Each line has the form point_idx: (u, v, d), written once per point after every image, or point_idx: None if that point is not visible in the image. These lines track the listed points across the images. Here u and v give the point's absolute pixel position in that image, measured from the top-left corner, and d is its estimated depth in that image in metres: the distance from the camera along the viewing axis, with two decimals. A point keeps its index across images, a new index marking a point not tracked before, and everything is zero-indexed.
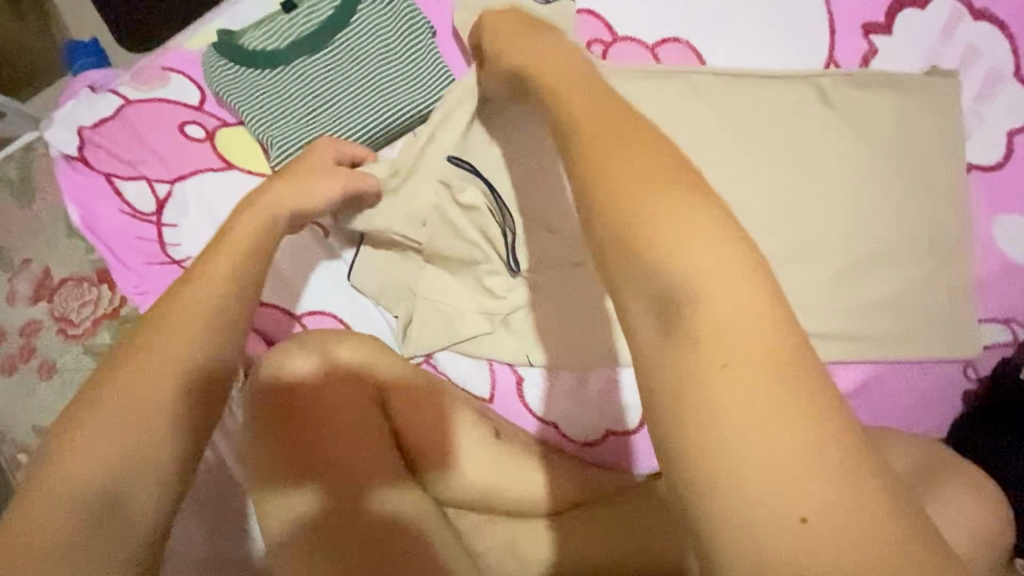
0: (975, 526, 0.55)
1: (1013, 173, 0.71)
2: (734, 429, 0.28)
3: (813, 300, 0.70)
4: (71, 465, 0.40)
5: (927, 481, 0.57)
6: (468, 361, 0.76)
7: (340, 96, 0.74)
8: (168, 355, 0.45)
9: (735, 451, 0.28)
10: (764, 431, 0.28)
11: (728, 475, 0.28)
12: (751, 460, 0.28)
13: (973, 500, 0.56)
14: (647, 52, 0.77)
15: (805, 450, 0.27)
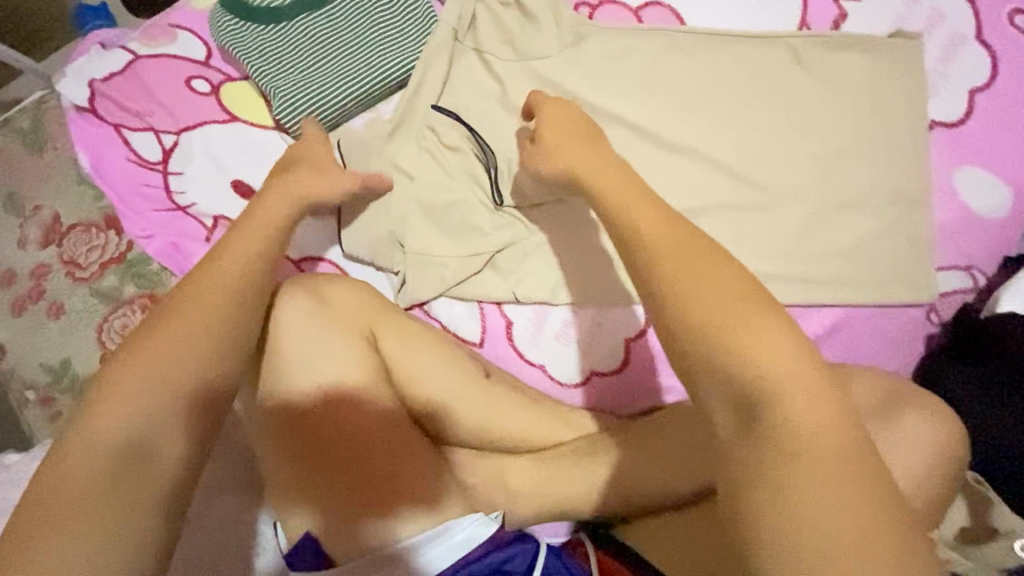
0: (938, 452, 0.55)
1: (975, 128, 0.75)
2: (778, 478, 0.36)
3: (781, 247, 0.76)
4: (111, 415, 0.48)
5: (888, 410, 0.57)
6: (459, 303, 0.80)
7: (339, 49, 0.78)
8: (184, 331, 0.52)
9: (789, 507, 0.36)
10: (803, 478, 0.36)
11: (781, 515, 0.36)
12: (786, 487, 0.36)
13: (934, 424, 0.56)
14: (631, 13, 0.82)
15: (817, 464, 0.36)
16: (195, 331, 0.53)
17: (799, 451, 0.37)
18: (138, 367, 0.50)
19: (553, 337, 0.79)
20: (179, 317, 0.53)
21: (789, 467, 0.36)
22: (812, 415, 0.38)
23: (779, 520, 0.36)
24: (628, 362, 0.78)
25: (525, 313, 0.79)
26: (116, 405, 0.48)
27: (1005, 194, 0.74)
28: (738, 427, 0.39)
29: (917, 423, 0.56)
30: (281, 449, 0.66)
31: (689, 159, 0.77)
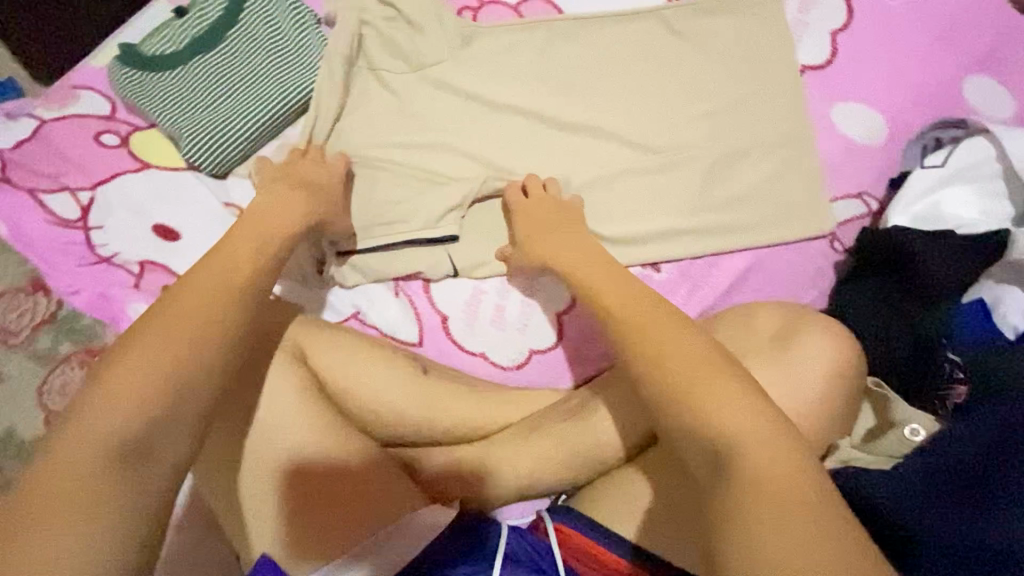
0: (841, 362, 0.59)
1: (841, 66, 0.81)
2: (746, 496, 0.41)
3: (686, 203, 0.80)
4: (94, 419, 0.46)
5: (788, 334, 0.61)
6: (391, 307, 0.81)
7: (238, 86, 0.80)
8: (172, 337, 0.50)
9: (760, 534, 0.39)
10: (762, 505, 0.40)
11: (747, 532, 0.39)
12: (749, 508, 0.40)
13: (834, 340, 0.60)
14: (511, 10, 0.86)
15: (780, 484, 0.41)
16: (162, 360, 0.49)
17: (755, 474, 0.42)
18: (125, 369, 0.48)
19: (488, 324, 0.81)
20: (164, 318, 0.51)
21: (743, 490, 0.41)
22: (734, 416, 0.45)
23: (740, 536, 0.40)
24: (563, 335, 0.81)
25: (457, 306, 0.81)
26: (107, 402, 0.47)
27: (880, 121, 0.79)
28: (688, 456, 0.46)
29: (814, 340, 0.60)
30: (229, 476, 0.66)
31: (586, 137, 0.81)
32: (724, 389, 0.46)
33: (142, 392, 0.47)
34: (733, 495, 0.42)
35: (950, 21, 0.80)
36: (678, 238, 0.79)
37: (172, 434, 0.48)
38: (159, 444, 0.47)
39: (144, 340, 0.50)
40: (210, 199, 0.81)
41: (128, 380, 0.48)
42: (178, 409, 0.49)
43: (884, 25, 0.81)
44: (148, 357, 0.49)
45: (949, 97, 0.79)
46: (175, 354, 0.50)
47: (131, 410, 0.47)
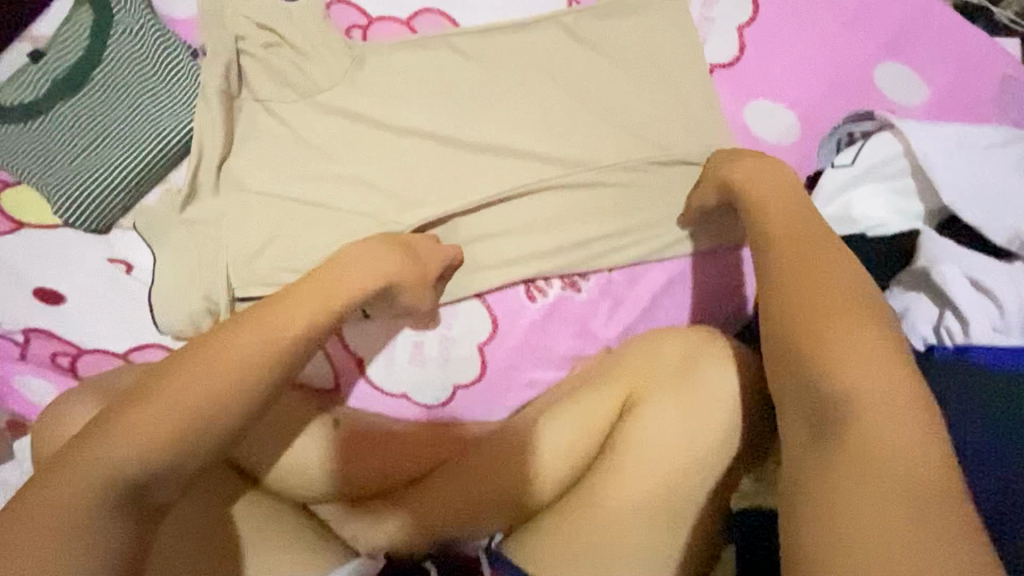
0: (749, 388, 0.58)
1: (749, 63, 0.78)
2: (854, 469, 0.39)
3: (602, 219, 0.77)
4: (118, 446, 0.44)
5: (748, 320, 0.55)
6: (301, 354, 0.77)
7: (110, 132, 0.74)
8: (218, 372, 0.49)
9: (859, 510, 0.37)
10: (862, 483, 0.38)
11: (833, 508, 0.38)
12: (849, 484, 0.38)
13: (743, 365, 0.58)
14: (403, 26, 0.80)
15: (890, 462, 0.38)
16: (194, 391, 0.48)
17: (862, 446, 0.39)
18: (164, 392, 0.47)
19: (406, 363, 0.77)
20: (215, 347, 0.51)
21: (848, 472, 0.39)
22: (864, 380, 0.42)
23: (820, 507, 0.39)
24: (488, 367, 0.77)
25: (371, 347, 0.77)
26: (130, 429, 0.45)
27: (792, 118, 0.77)
28: (795, 400, 0.45)
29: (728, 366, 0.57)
30: None
31: (494, 157, 0.77)
32: (857, 340, 0.43)
33: (148, 434, 0.45)
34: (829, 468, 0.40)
35: (860, 7, 0.77)
36: (595, 255, 0.76)
37: (166, 484, 0.46)
38: (163, 483, 0.45)
39: (171, 378, 0.48)
40: (93, 257, 0.75)
41: (166, 408, 0.46)
42: (192, 447, 0.46)
43: (790, 16, 0.78)
44: (168, 400, 0.47)
45: (860, 87, 0.76)
46: (210, 388, 0.48)
47: (153, 444, 0.45)
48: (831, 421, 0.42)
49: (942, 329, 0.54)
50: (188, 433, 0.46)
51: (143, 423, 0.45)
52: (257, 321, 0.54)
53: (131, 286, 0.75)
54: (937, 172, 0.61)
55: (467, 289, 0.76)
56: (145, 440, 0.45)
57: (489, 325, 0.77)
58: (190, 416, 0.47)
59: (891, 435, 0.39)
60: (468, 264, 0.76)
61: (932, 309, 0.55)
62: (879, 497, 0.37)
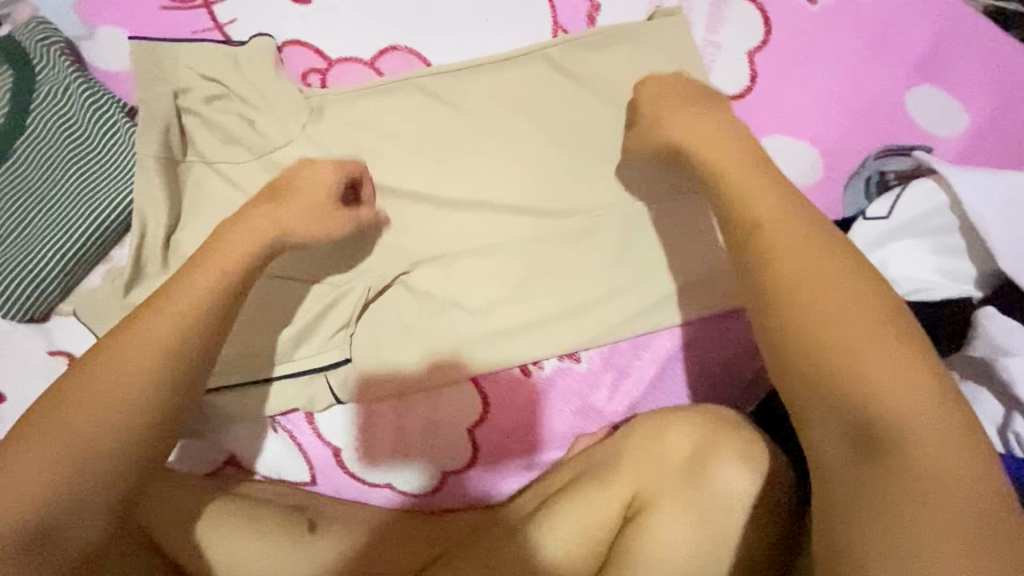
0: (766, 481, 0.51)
1: (762, 93, 0.68)
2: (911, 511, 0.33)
3: (600, 278, 0.68)
4: (10, 487, 0.38)
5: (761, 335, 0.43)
6: (273, 445, 0.69)
7: (40, 210, 0.66)
8: (120, 381, 0.43)
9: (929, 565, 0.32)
10: (927, 528, 0.33)
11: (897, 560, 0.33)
12: (909, 529, 0.33)
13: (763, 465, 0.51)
14: (366, 67, 0.71)
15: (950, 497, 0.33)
16: (92, 408, 0.41)
17: (919, 481, 0.34)
18: (58, 411, 0.41)
19: (388, 449, 0.69)
20: (100, 360, 0.43)
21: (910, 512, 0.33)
22: (908, 399, 0.36)
23: (878, 558, 0.33)
24: (480, 450, 0.69)
25: (349, 435, 0.69)
26: (24, 466, 0.39)
27: (812, 155, 0.67)
28: (828, 419, 0.37)
29: None
30: None
31: (477, 211, 0.68)
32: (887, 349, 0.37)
33: (38, 475, 0.39)
34: (887, 505, 0.34)
35: (887, 22, 0.68)
36: (593, 320, 0.68)
37: (78, 527, 0.39)
38: (78, 520, 0.39)
39: (58, 404, 0.42)
40: (32, 348, 0.67)
41: (61, 432, 0.40)
42: (98, 471, 0.40)
43: (807, 37, 0.68)
44: (54, 429, 0.40)
45: (889, 117, 0.67)
46: (111, 399, 0.42)
47: (51, 476, 0.39)
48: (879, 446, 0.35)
49: (1011, 434, 0.46)
50: (98, 455, 0.40)
51: (40, 455, 0.39)
52: (139, 343, 0.44)
53: None
54: (991, 231, 0.53)
55: (451, 364, 0.68)
56: (42, 480, 0.39)
57: (479, 404, 0.69)
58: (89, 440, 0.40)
59: (932, 430, 0.35)
60: (453, 333, 0.68)
61: (997, 407, 0.47)
62: (946, 546, 0.32)
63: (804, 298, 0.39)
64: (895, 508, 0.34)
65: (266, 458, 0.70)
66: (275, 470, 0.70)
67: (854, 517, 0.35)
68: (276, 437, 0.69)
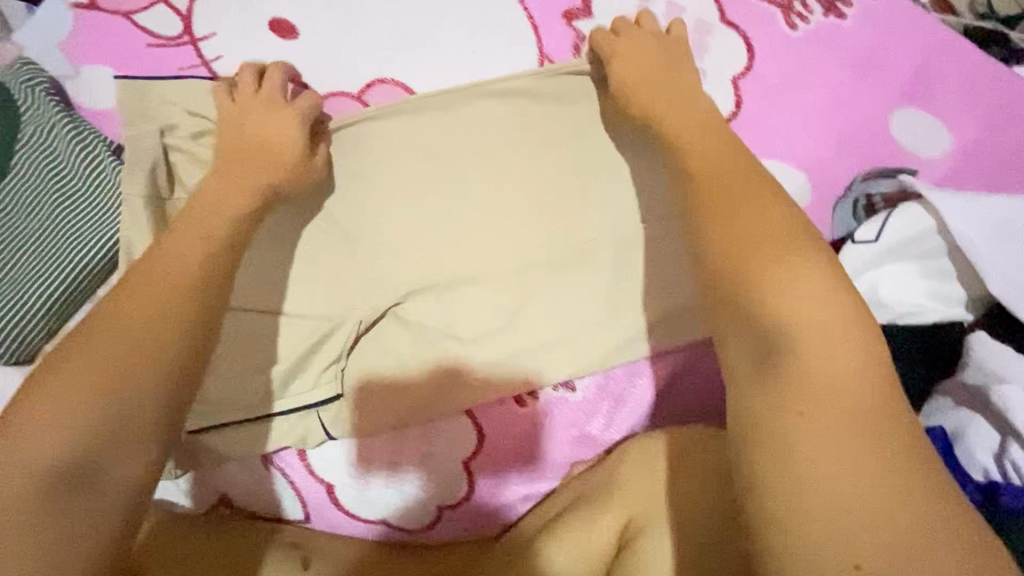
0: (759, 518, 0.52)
1: (750, 118, 0.67)
2: (807, 430, 0.37)
3: (593, 306, 0.68)
4: (56, 415, 0.41)
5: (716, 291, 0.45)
6: (265, 483, 0.68)
7: (26, 252, 0.65)
8: (148, 320, 0.46)
9: (822, 475, 0.35)
10: (822, 447, 0.36)
11: (791, 468, 0.36)
12: (806, 446, 0.36)
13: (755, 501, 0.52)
14: (354, 101, 0.70)
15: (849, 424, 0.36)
16: (125, 343, 0.44)
17: (824, 406, 0.37)
18: (90, 347, 0.44)
19: (383, 484, 0.68)
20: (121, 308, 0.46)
21: (806, 428, 0.37)
22: (821, 337, 0.39)
23: (776, 467, 0.37)
24: (475, 484, 0.68)
25: (343, 471, 0.68)
26: (65, 396, 0.41)
27: (801, 178, 0.67)
28: (753, 353, 0.41)
29: None
30: None
31: (468, 241, 0.68)
32: (815, 301, 0.41)
33: (83, 405, 0.41)
34: (788, 421, 0.37)
35: (866, 48, 0.69)
36: (587, 348, 0.67)
37: (128, 452, 0.42)
38: (124, 447, 0.42)
39: (87, 342, 0.44)
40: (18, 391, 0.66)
41: (96, 366, 0.43)
42: (139, 398, 0.43)
43: (791, 63, 0.68)
44: (75, 380, 0.42)
45: (875, 139, 0.67)
46: (142, 336, 0.45)
47: (100, 403, 0.42)
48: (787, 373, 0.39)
49: (1008, 462, 0.45)
50: (139, 378, 0.43)
51: (81, 386, 0.42)
52: (150, 298, 0.47)
53: None
54: (982, 258, 0.53)
55: (445, 396, 0.67)
56: (88, 408, 0.41)
57: (474, 436, 0.68)
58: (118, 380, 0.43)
59: (838, 383, 0.38)
60: (447, 365, 0.68)
61: (992, 435, 0.46)
62: (835, 458, 0.35)
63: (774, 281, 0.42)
64: (796, 428, 0.37)
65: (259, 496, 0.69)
66: (268, 508, 0.69)
67: (758, 432, 0.38)
68: (267, 475, 0.68)
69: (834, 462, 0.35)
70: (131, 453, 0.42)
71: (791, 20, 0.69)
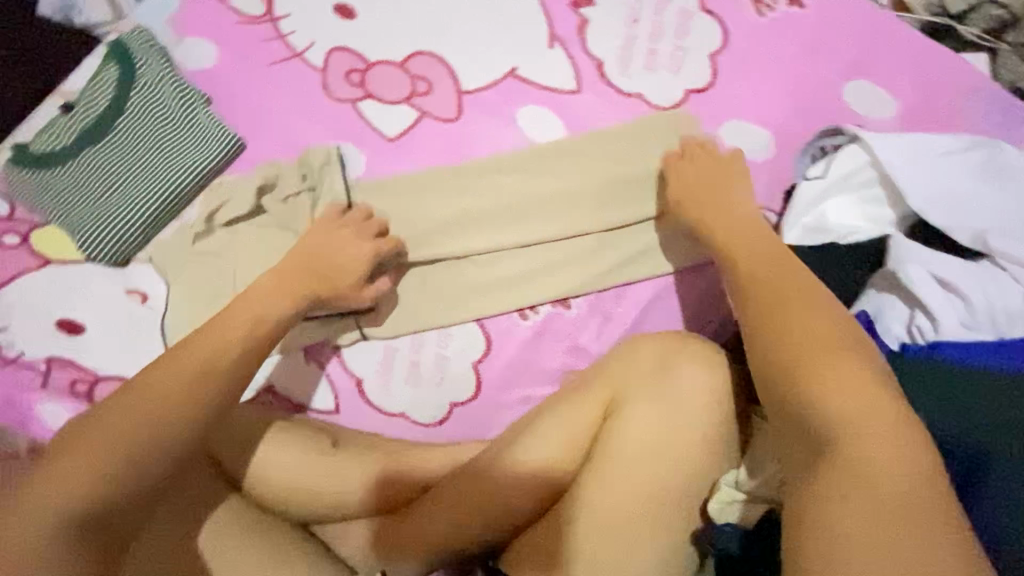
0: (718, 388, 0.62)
1: (723, 87, 0.81)
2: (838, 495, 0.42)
3: (589, 237, 0.80)
4: (113, 422, 0.51)
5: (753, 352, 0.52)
6: (304, 376, 0.80)
7: (130, 175, 0.81)
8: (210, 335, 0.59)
9: (858, 543, 0.39)
10: (854, 514, 0.41)
11: (824, 531, 0.41)
12: (837, 510, 0.41)
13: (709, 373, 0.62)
14: (398, 68, 0.85)
15: (885, 490, 0.41)
16: (184, 372, 0.55)
17: (856, 469, 0.42)
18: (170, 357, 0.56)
19: (404, 381, 0.79)
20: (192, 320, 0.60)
21: (835, 487, 0.42)
22: (854, 402, 0.45)
23: (808, 523, 0.42)
24: (482, 385, 0.79)
25: (371, 367, 0.80)
26: (131, 409, 0.52)
27: (766, 135, 0.79)
28: (793, 424, 0.48)
29: (690, 377, 0.63)
30: None
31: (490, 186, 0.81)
32: (848, 368, 0.47)
33: (132, 427, 0.51)
34: (824, 487, 0.43)
35: (823, 31, 0.82)
36: (584, 271, 0.79)
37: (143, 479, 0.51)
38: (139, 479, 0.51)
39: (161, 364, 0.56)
40: (112, 288, 0.81)
41: (152, 390, 0.54)
42: (166, 438, 0.52)
43: (759, 42, 0.82)
44: (142, 405, 0.53)
45: (832, 106, 0.80)
46: (197, 365, 0.56)
47: (143, 426, 0.52)
48: (824, 440, 0.45)
49: (914, 327, 0.59)
50: (175, 415, 0.53)
51: (138, 406, 0.53)
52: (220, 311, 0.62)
53: (146, 316, 0.80)
54: (903, 177, 0.65)
55: (461, 307, 0.80)
56: (134, 431, 0.51)
57: (483, 342, 0.79)
58: (94, 473, 0.49)
59: (878, 446, 0.43)
60: (465, 283, 0.80)
61: (903, 309, 0.60)
62: (868, 517, 0.40)
63: (797, 343, 0.50)
64: (829, 495, 0.42)
65: (297, 387, 0.80)
66: (302, 398, 0.80)
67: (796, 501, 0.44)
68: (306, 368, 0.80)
69: (861, 522, 0.40)
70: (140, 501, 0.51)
71: (760, 9, 0.83)
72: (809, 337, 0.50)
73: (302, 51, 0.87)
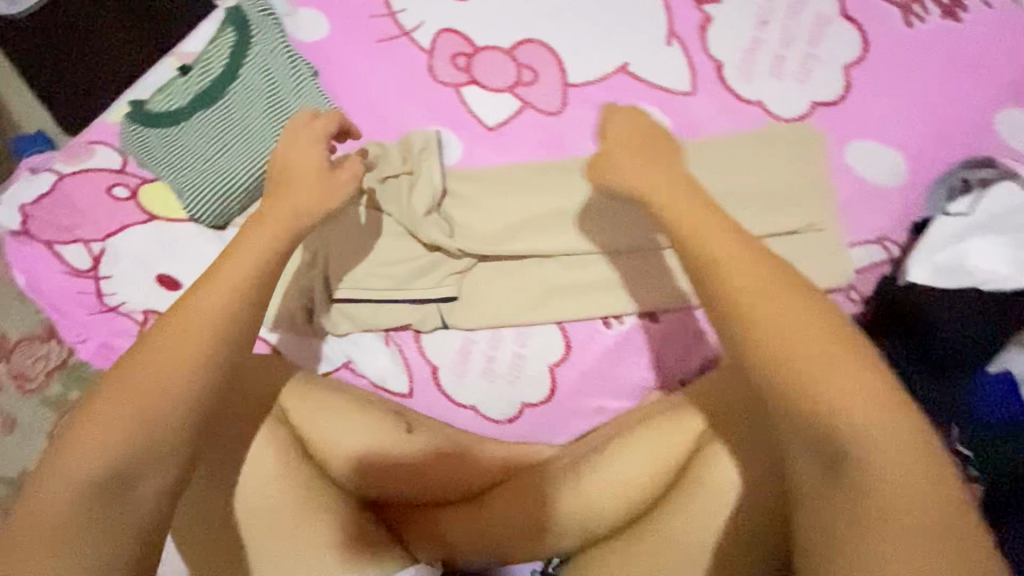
0: None
1: (855, 103, 0.75)
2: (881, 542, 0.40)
3: None
4: (124, 387, 0.49)
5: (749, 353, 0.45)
6: (381, 356, 0.80)
7: (236, 141, 0.82)
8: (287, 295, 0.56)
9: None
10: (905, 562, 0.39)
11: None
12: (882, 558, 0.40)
13: None
14: (506, 55, 0.83)
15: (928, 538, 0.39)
16: (191, 324, 0.52)
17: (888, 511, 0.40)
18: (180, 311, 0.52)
19: (479, 374, 0.78)
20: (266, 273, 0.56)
21: (873, 534, 0.41)
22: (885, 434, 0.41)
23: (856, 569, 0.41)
24: (557, 389, 0.77)
25: (448, 355, 0.79)
26: (139, 372, 0.50)
27: (898, 160, 0.73)
28: (815, 455, 0.44)
29: None
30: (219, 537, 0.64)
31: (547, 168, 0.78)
32: (862, 398, 0.42)
33: (144, 390, 0.49)
34: (861, 524, 0.41)
35: (978, 51, 0.74)
36: (678, 285, 0.76)
37: (161, 442, 0.50)
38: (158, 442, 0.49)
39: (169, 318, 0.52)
40: (209, 249, 0.83)
41: (160, 349, 0.51)
42: (180, 399, 0.50)
43: (903, 56, 0.75)
44: (154, 366, 0.50)
45: (978, 136, 0.72)
46: (210, 316, 0.52)
47: (162, 386, 0.50)
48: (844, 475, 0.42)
49: None
50: (188, 372, 0.51)
51: (149, 367, 0.50)
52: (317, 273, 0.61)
53: None
54: None
55: (544, 307, 0.77)
56: (147, 393, 0.49)
57: (563, 345, 0.77)
58: (112, 441, 0.48)
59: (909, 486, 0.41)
60: (551, 283, 0.78)
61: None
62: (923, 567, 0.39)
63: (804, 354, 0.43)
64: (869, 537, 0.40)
65: (373, 366, 0.81)
66: (376, 377, 0.80)
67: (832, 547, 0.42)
68: (382, 349, 0.80)
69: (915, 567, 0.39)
70: (162, 463, 0.50)
71: (908, 19, 0.75)
72: (815, 356, 0.43)
73: (411, 30, 0.85)
